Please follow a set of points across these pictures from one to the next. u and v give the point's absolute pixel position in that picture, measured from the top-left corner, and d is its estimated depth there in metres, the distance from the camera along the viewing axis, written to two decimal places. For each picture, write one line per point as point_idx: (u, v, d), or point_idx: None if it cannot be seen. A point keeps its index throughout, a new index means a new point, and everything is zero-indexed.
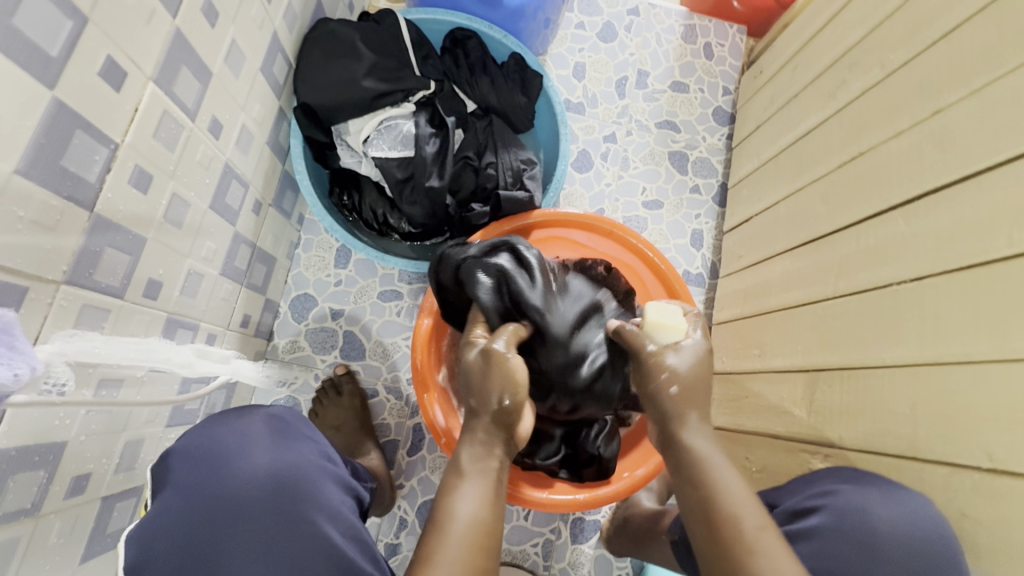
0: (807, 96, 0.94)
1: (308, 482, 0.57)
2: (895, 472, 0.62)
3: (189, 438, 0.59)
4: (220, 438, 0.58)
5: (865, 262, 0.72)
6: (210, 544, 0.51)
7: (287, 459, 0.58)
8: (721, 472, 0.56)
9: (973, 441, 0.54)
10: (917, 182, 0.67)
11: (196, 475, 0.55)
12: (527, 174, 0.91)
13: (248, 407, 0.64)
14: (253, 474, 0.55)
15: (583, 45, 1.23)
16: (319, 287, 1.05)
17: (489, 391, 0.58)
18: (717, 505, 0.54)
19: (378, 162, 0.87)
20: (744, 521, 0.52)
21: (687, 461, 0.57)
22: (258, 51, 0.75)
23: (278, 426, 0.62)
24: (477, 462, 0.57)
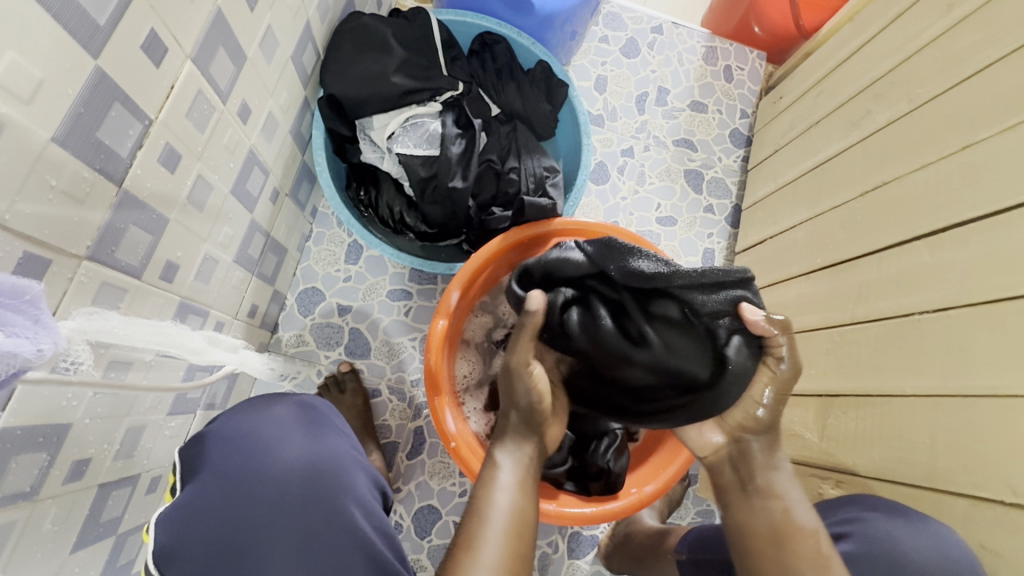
0: (829, 123, 0.95)
1: (343, 476, 0.55)
2: (913, 501, 0.62)
3: (221, 424, 0.57)
4: (254, 426, 0.56)
5: (885, 291, 0.72)
6: (245, 537, 0.49)
7: (323, 451, 0.56)
8: (790, 488, 0.60)
9: (995, 475, 0.54)
10: (941, 215, 0.67)
11: (230, 461, 0.53)
12: (549, 181, 0.91)
13: (275, 394, 0.62)
14: (290, 466, 0.54)
15: (605, 59, 1.24)
16: (328, 281, 1.03)
17: (518, 394, 0.65)
18: (795, 526, 0.57)
19: (401, 159, 0.85)
20: (821, 540, 0.56)
21: (761, 473, 0.62)
22: (290, 38, 0.75)
23: (308, 416, 0.60)
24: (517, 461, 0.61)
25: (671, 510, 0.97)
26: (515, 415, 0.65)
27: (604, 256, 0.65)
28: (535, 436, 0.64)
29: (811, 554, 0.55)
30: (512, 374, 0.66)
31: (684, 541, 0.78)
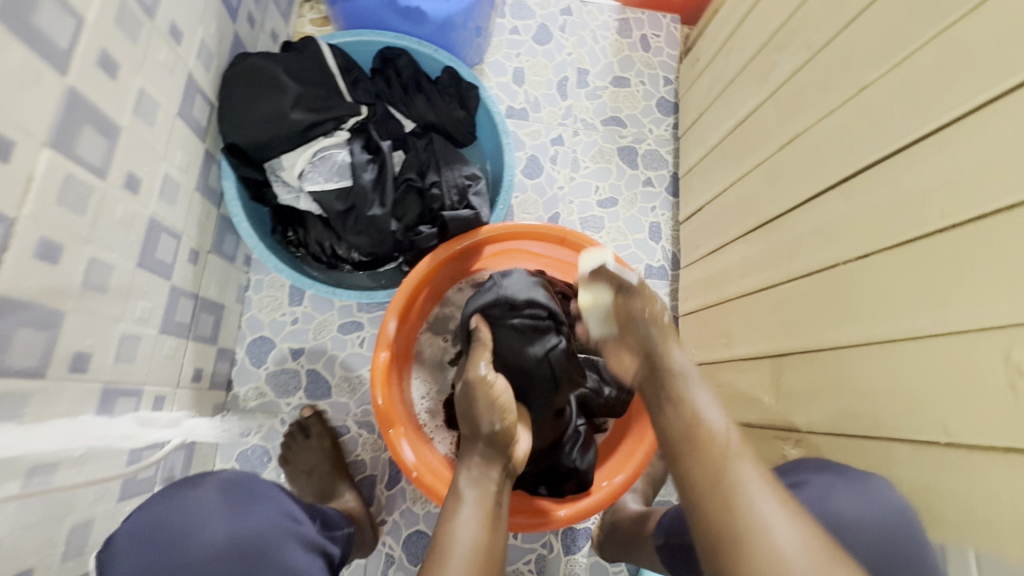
0: (742, 81, 0.94)
1: (272, 553, 0.55)
2: (863, 451, 0.62)
3: (134, 518, 0.55)
4: (171, 517, 0.54)
5: (811, 243, 0.72)
6: None
7: (249, 528, 0.56)
8: (699, 393, 0.62)
9: (927, 415, 0.54)
10: (849, 161, 0.67)
11: (146, 561, 0.52)
12: (473, 190, 0.89)
13: (198, 474, 0.60)
14: (213, 551, 0.53)
15: (518, 50, 1.22)
16: (275, 326, 1.02)
17: (481, 420, 0.68)
18: (702, 427, 0.58)
19: (316, 197, 0.82)
20: (726, 436, 0.57)
21: (669, 378, 0.65)
22: (172, 97, 0.73)
23: (233, 493, 0.58)
24: (483, 492, 0.64)
25: (655, 490, 0.98)
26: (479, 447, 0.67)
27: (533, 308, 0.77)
28: (502, 459, 0.67)
29: (717, 448, 0.56)
30: (474, 396, 0.69)
31: (660, 526, 0.78)
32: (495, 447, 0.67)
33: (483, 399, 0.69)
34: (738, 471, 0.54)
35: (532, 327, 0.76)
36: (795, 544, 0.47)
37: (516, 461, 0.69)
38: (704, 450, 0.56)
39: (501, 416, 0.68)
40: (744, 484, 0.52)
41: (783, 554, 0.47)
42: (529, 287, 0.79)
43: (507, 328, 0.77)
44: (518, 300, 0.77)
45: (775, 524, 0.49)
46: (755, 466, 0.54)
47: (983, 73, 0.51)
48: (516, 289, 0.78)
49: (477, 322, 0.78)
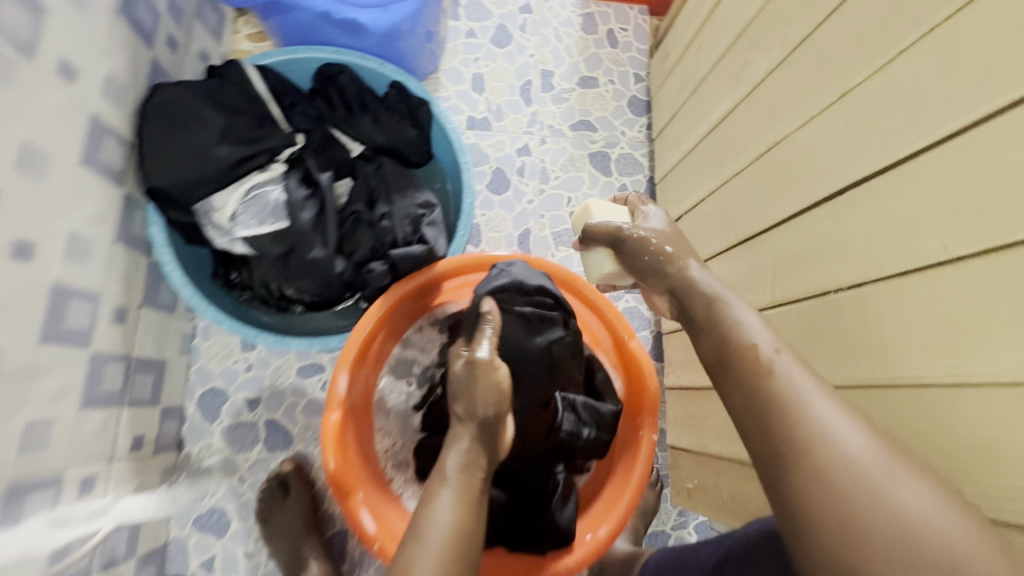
0: (715, 80, 0.87)
1: None
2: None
3: None
4: None
5: (798, 265, 0.65)
6: None
7: None
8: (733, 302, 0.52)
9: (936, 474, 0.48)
10: (835, 175, 0.59)
11: None
12: (427, 219, 0.81)
13: None
14: None
15: (476, 54, 1.13)
16: (228, 376, 0.94)
17: (478, 401, 0.60)
18: (733, 344, 0.49)
19: (250, 242, 0.74)
20: (760, 346, 0.48)
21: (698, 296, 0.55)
22: (72, 144, 0.64)
23: None
24: (468, 473, 0.57)
25: (647, 526, 0.92)
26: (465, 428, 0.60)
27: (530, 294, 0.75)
28: (489, 443, 0.60)
29: (751, 365, 0.47)
30: (475, 374, 0.61)
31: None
32: (484, 433, 0.59)
33: (486, 381, 0.61)
34: (787, 381, 0.45)
35: (534, 314, 0.75)
36: (860, 443, 0.40)
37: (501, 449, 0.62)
38: (744, 366, 0.47)
39: (498, 400, 0.61)
40: (793, 396, 0.44)
41: (851, 462, 0.40)
42: (536, 276, 0.77)
43: (512, 313, 0.74)
44: (527, 286, 0.75)
45: (837, 428, 0.41)
46: (801, 367, 0.46)
47: (986, 79, 0.44)
48: (523, 275, 0.76)
49: (489, 306, 0.71)
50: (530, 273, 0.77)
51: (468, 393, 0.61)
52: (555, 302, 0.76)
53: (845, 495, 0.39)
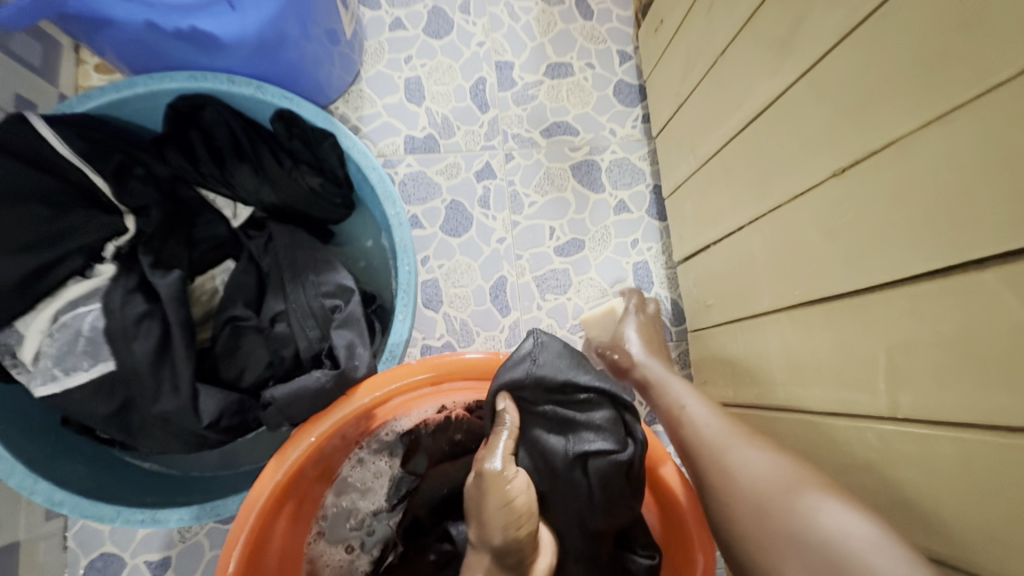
0: (739, 53, 0.59)
1: None
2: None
3: None
4: None
5: (934, 358, 0.39)
6: None
7: None
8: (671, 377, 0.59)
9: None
10: (1014, 216, 0.32)
11: None
12: (340, 316, 0.55)
13: None
14: None
15: (408, 52, 0.85)
16: (120, 539, 0.69)
17: (489, 519, 0.43)
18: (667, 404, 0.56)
19: (55, 402, 0.48)
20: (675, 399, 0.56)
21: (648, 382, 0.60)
22: None
23: None
24: None
25: None
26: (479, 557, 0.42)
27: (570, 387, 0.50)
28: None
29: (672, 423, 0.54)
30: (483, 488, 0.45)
31: None
32: (506, 565, 0.42)
33: (499, 496, 0.44)
34: (693, 424, 0.52)
35: (566, 416, 0.50)
36: (760, 467, 0.45)
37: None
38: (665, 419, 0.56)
39: (516, 525, 0.43)
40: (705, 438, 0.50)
41: (759, 496, 0.43)
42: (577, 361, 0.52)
43: (538, 416, 0.51)
44: (550, 381, 0.50)
45: (748, 465, 0.46)
46: (705, 407, 0.53)
47: None
48: (551, 362, 0.51)
49: (501, 407, 0.50)
50: (567, 355, 0.52)
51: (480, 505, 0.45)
52: (601, 400, 0.51)
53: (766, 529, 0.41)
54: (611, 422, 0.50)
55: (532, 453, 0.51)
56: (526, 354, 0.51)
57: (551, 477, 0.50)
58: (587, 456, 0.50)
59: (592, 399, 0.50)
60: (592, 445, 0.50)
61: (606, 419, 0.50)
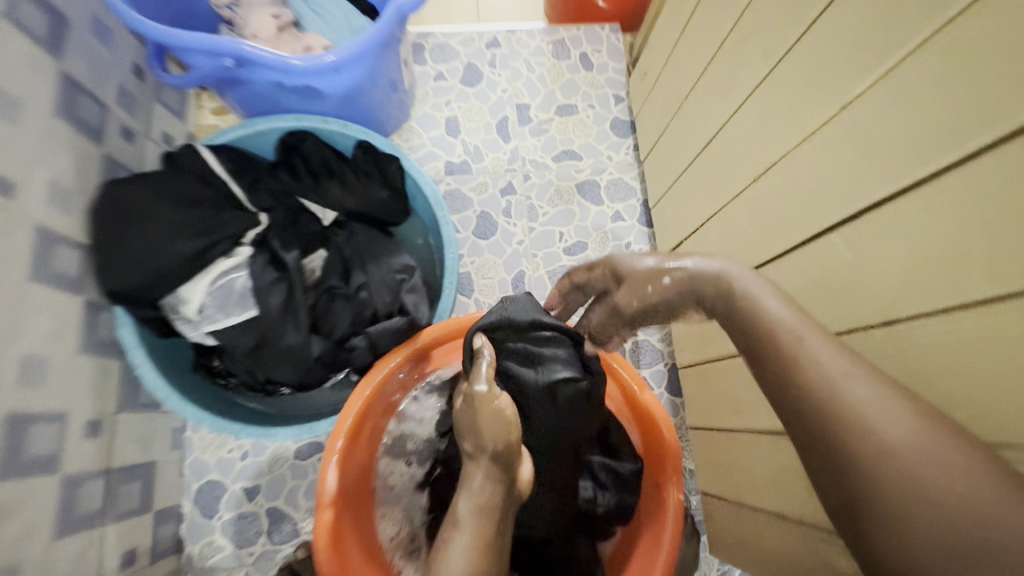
0: (699, 97, 0.80)
1: None
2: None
3: None
4: None
5: (815, 298, 0.57)
6: None
7: None
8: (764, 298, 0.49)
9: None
10: (846, 198, 0.52)
11: None
12: (407, 285, 0.76)
13: None
14: None
15: (447, 97, 1.09)
16: (223, 469, 0.90)
17: (484, 436, 0.54)
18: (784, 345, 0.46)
19: (218, 337, 0.70)
20: (782, 340, 0.46)
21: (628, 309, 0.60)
22: (16, 262, 0.60)
23: None
24: (482, 511, 0.51)
25: None
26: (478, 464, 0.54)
27: (532, 328, 0.66)
28: (507, 482, 0.53)
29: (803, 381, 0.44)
30: (476, 410, 0.56)
31: None
32: (499, 468, 0.54)
33: (492, 417, 0.55)
34: (829, 382, 0.43)
35: (534, 351, 0.66)
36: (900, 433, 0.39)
37: (521, 484, 0.57)
38: (775, 368, 0.46)
39: (507, 432, 0.55)
40: (856, 410, 0.41)
41: (904, 465, 0.38)
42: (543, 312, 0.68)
43: (512, 352, 0.66)
44: (521, 324, 0.66)
45: (891, 428, 0.40)
46: (832, 351, 0.44)
47: (1012, 82, 0.36)
48: (517, 309, 0.68)
49: (480, 342, 0.65)
50: (535, 307, 0.69)
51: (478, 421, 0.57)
52: (561, 339, 0.66)
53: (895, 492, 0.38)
54: (570, 357, 0.66)
55: (507, 381, 0.65)
56: (504, 307, 0.68)
57: (526, 400, 0.64)
58: (554, 380, 0.64)
59: (553, 338, 0.66)
60: (556, 373, 0.64)
61: (566, 355, 0.66)
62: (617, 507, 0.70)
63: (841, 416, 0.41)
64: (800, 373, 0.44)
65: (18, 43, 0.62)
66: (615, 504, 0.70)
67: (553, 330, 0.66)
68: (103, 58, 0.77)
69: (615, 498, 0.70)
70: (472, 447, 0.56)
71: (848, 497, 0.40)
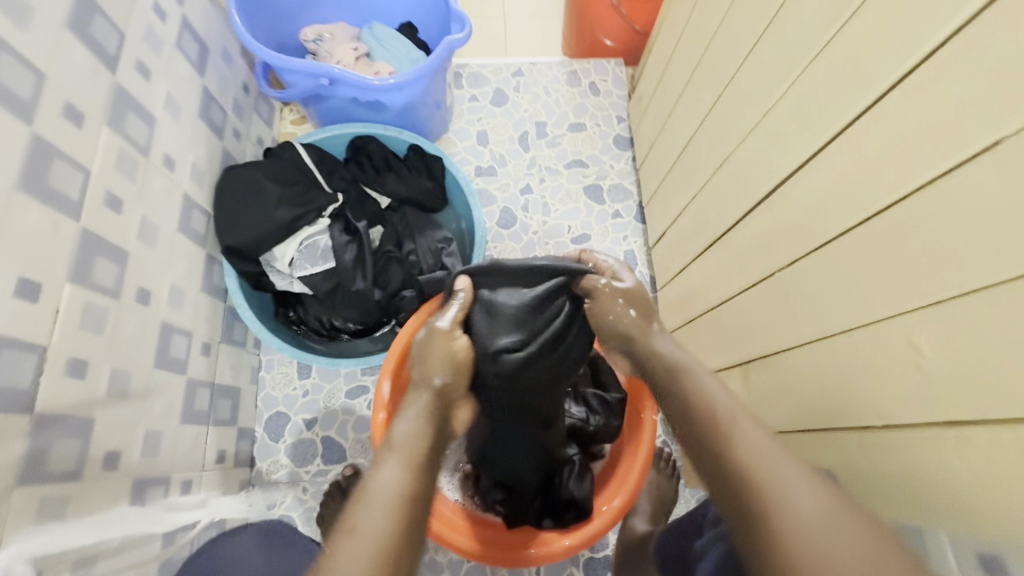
0: (678, 114, 1.01)
1: None
2: (818, 449, 0.66)
3: None
4: None
5: (753, 255, 0.77)
6: None
7: None
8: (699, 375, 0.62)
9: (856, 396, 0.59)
10: (769, 178, 0.72)
11: None
12: (446, 251, 1.01)
13: None
14: None
15: (479, 114, 1.33)
16: (289, 401, 1.10)
17: (434, 364, 0.68)
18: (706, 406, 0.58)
19: (306, 281, 0.95)
20: (719, 409, 0.57)
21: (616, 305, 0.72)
22: (172, 215, 0.83)
23: None
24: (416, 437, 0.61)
25: (665, 511, 0.98)
26: (422, 389, 0.67)
27: (505, 293, 0.72)
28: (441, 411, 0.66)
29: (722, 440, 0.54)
30: (433, 342, 0.70)
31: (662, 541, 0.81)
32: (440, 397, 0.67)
33: (443, 346, 0.70)
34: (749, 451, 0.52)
35: (497, 312, 0.71)
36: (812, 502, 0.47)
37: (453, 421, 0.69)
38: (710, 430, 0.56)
39: (452, 359, 0.69)
40: (768, 477, 0.50)
41: (809, 528, 0.45)
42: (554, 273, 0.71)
43: (480, 306, 0.72)
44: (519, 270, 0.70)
45: (801, 498, 0.47)
46: (755, 429, 0.55)
47: (848, 93, 0.57)
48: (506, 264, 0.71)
49: (461, 284, 0.73)
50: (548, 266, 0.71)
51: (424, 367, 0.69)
52: (546, 301, 0.71)
53: (808, 544, 0.45)
54: (527, 330, 0.70)
55: (467, 326, 0.72)
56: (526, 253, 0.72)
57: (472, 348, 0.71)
58: (496, 343, 0.70)
59: (516, 308, 0.70)
60: (504, 339, 0.70)
61: (519, 327, 0.70)
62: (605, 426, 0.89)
63: (747, 467, 0.51)
64: (730, 443, 0.54)
65: (182, 64, 0.86)
66: (603, 422, 0.89)
67: (525, 299, 0.71)
68: (228, 77, 1.02)
69: (604, 418, 0.89)
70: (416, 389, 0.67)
71: (749, 530, 0.48)
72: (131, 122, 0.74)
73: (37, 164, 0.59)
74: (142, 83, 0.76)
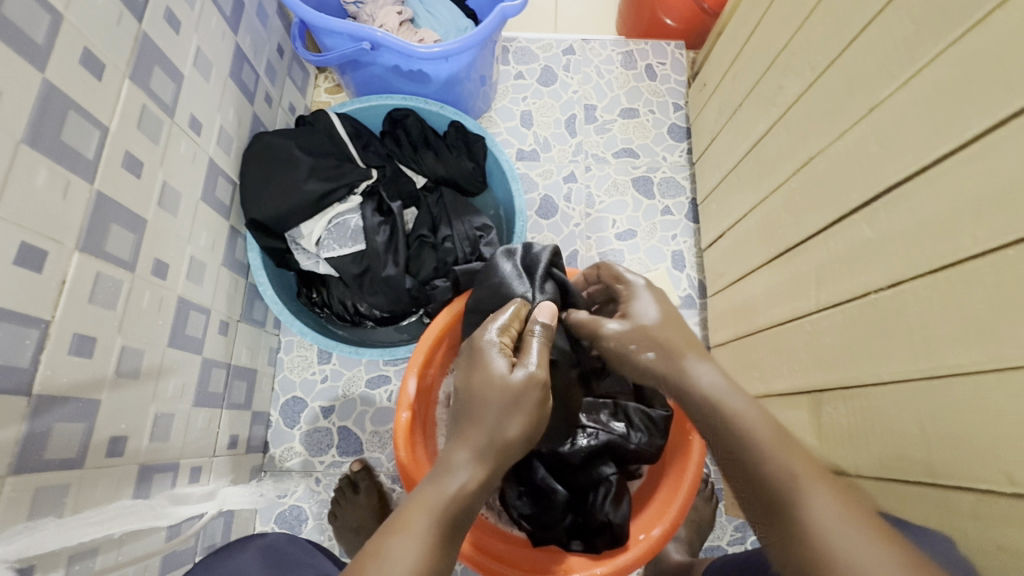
0: (751, 104, 0.91)
1: None
2: (910, 502, 0.57)
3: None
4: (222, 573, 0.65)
5: (838, 271, 0.67)
6: None
7: None
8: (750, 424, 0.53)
9: (973, 451, 0.49)
10: (869, 185, 0.62)
11: None
12: (484, 240, 0.93)
13: (245, 538, 0.71)
14: None
15: (525, 93, 1.24)
16: (306, 387, 1.05)
17: (506, 422, 0.52)
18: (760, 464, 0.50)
19: (333, 263, 0.89)
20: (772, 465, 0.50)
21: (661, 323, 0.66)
22: (195, 182, 0.76)
23: (273, 558, 0.69)
24: (457, 508, 0.49)
25: (702, 540, 0.92)
26: (473, 446, 0.52)
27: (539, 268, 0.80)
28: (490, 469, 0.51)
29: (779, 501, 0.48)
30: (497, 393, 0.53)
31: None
32: (491, 453, 0.52)
33: (525, 401, 0.53)
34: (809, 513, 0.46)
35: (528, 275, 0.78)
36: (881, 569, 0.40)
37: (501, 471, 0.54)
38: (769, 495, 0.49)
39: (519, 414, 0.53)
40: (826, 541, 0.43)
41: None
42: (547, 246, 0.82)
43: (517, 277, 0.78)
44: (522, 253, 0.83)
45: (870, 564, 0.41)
46: (822, 493, 0.47)
47: (997, 86, 0.46)
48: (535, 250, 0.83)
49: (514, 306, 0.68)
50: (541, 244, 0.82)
51: (487, 412, 0.53)
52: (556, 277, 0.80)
53: None
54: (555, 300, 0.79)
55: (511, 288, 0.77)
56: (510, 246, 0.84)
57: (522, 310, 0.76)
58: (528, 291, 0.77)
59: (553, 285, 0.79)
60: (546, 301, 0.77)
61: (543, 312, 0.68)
62: (647, 447, 0.80)
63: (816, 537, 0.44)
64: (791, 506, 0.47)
65: (216, 18, 0.79)
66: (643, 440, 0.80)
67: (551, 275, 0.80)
68: (262, 36, 0.94)
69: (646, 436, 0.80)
70: (464, 444, 0.52)
71: None
72: (157, 77, 0.67)
73: (47, 117, 0.52)
74: (172, 36, 0.70)
